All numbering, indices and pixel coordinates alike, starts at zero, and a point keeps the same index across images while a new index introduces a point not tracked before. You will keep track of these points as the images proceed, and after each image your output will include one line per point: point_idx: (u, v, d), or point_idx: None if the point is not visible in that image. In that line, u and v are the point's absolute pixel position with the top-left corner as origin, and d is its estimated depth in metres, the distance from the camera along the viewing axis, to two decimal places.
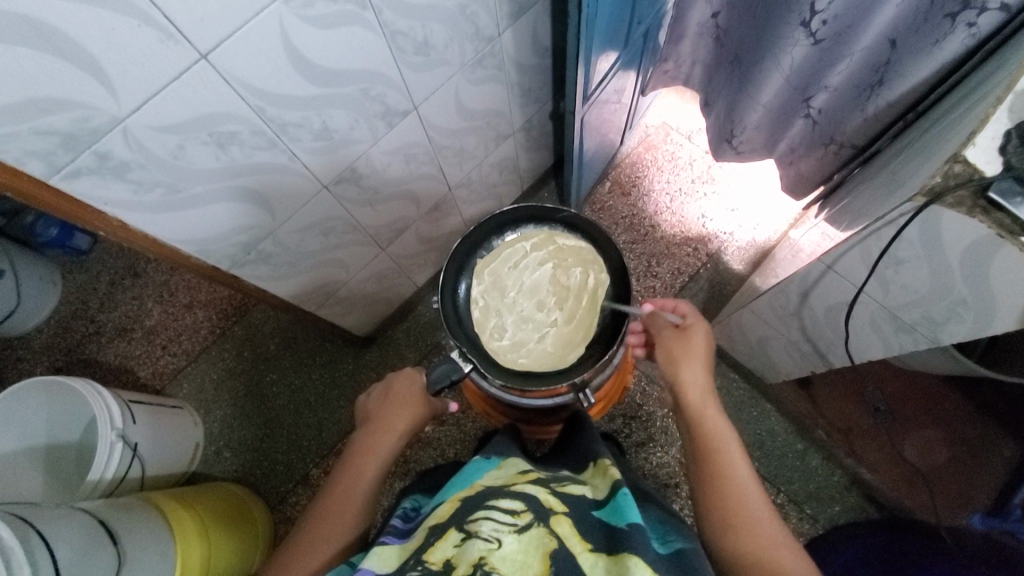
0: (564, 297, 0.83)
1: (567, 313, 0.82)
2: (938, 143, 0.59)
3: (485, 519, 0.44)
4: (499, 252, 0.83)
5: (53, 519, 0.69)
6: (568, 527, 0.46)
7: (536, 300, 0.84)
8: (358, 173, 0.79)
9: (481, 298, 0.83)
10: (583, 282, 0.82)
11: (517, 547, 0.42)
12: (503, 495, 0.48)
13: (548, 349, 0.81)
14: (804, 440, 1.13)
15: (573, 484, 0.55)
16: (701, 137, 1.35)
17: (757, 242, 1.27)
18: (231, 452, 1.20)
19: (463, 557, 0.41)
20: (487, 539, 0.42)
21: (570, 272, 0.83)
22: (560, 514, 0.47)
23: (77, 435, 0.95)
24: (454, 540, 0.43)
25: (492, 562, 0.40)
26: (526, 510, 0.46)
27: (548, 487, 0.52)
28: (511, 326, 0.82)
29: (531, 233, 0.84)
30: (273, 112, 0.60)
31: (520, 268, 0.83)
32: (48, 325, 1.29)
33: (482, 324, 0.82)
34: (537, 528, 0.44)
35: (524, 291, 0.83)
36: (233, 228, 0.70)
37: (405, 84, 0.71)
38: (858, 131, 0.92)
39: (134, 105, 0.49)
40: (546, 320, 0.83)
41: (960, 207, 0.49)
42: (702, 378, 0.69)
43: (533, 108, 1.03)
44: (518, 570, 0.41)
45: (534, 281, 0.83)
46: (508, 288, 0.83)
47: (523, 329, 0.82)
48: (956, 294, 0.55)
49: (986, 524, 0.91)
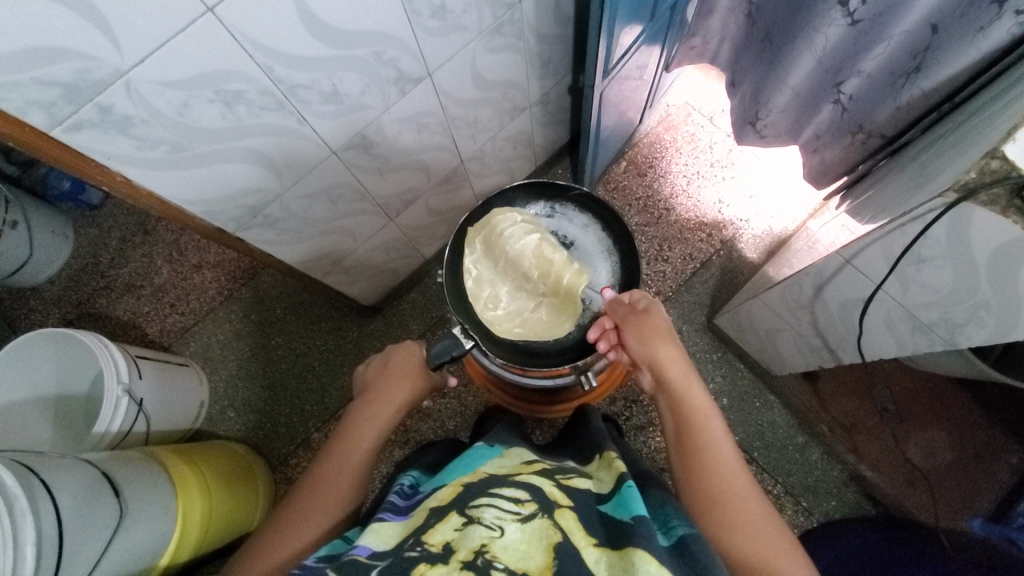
0: (547, 277, 0.76)
1: (554, 291, 0.77)
2: (973, 138, 0.57)
3: (489, 507, 0.45)
4: (491, 219, 0.78)
5: (56, 468, 0.70)
6: (572, 520, 0.46)
7: (521, 272, 0.76)
8: (369, 140, 0.77)
9: (474, 268, 0.78)
10: (567, 262, 0.76)
11: (520, 537, 0.42)
12: (507, 485, 0.49)
13: (542, 318, 0.78)
14: (805, 434, 1.10)
15: (578, 477, 0.56)
16: (724, 119, 1.31)
17: (774, 232, 1.24)
18: (236, 412, 1.22)
19: (463, 543, 0.41)
20: (490, 527, 0.43)
21: (556, 249, 0.76)
22: (565, 509, 0.47)
23: (86, 387, 0.96)
24: (455, 524, 0.44)
25: (493, 549, 0.41)
26: (530, 501, 0.47)
27: (553, 480, 0.53)
28: (506, 295, 0.78)
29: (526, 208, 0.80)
30: (282, 72, 0.58)
31: (505, 238, 0.77)
32: (59, 278, 1.30)
33: (476, 293, 0.78)
34: (540, 520, 0.44)
35: (509, 263, 0.77)
36: (238, 190, 0.68)
37: (420, 48, 0.68)
38: (890, 120, 0.88)
39: (138, 57, 0.48)
40: (535, 294, 0.77)
41: (992, 206, 0.47)
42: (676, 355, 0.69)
43: (551, 81, 1.00)
44: (520, 559, 0.40)
45: (519, 253, 0.76)
46: (495, 261, 0.77)
47: (517, 298, 0.78)
48: (980, 296, 0.53)
49: (985, 530, 0.95)
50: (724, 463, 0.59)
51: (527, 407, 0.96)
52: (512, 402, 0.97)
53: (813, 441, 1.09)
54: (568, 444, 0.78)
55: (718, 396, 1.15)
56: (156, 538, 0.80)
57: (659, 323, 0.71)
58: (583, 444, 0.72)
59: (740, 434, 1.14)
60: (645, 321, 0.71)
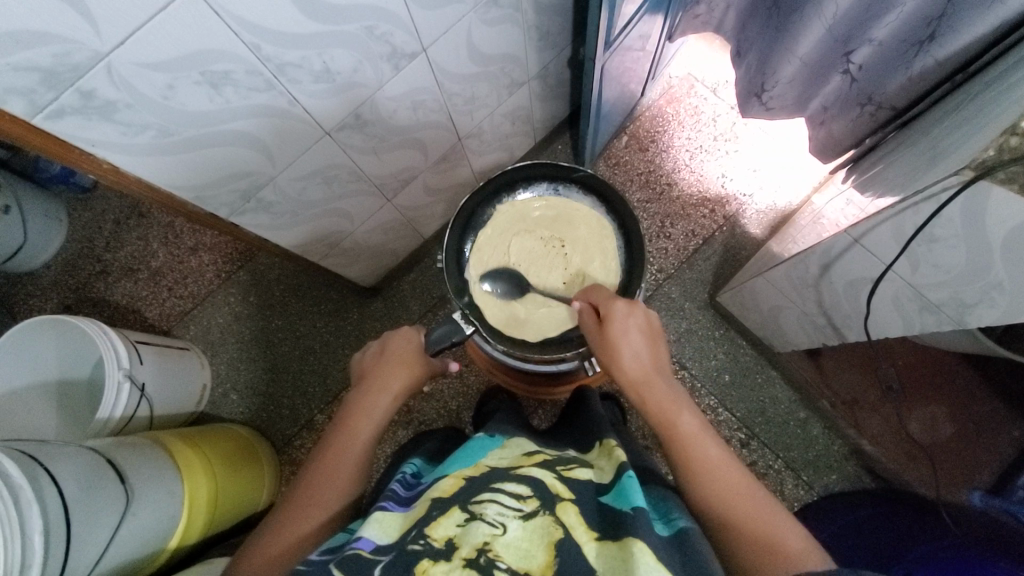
0: (563, 236, 0.80)
1: (576, 249, 0.79)
2: (990, 113, 0.54)
3: (492, 502, 0.45)
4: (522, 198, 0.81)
5: (59, 455, 0.70)
6: (574, 516, 0.46)
7: (543, 236, 0.80)
8: (363, 119, 0.75)
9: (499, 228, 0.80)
10: (589, 245, 0.79)
11: (522, 535, 0.43)
12: (509, 479, 0.49)
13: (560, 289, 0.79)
14: (806, 409, 1.14)
15: (579, 467, 0.55)
16: (727, 90, 1.27)
17: (778, 207, 1.22)
18: (238, 394, 1.22)
19: (466, 539, 0.41)
20: (492, 524, 0.43)
21: (575, 228, 0.80)
22: (567, 501, 0.47)
23: (87, 371, 0.95)
24: (457, 519, 0.43)
25: (496, 548, 0.41)
26: (532, 496, 0.47)
27: (555, 472, 0.52)
28: (529, 263, 0.79)
29: (546, 194, 0.81)
30: (270, 50, 0.55)
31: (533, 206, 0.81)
32: (55, 263, 1.28)
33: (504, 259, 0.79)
34: (542, 517, 0.44)
35: (531, 233, 0.80)
36: (230, 173, 0.66)
37: (413, 22, 0.65)
38: (900, 91, 0.85)
39: (117, 39, 0.45)
40: (561, 266, 0.79)
41: (1010, 184, 0.45)
42: (643, 357, 0.65)
43: (550, 54, 0.97)
44: (522, 559, 0.41)
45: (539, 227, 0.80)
46: (518, 227, 0.80)
47: (539, 267, 0.79)
48: (993, 275, 0.52)
49: (985, 502, 0.91)
50: (718, 473, 0.54)
51: (529, 388, 0.96)
52: (515, 384, 0.96)
53: (813, 416, 1.13)
54: (572, 429, 0.78)
55: (720, 372, 1.16)
56: (163, 521, 0.81)
57: (626, 325, 0.66)
58: (586, 430, 0.72)
59: (742, 410, 1.14)
60: (602, 335, 0.67)
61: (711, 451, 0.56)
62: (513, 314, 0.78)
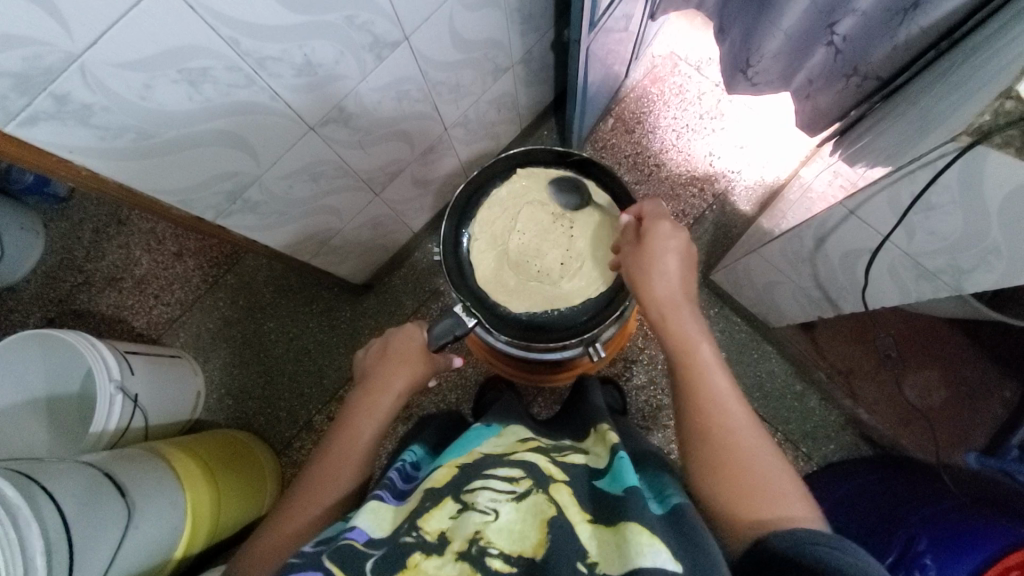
0: (577, 217, 0.78)
1: (585, 233, 0.78)
2: (980, 78, 0.54)
3: (483, 490, 0.44)
4: (532, 169, 0.80)
5: (55, 472, 0.68)
6: (567, 496, 0.46)
7: (554, 212, 0.78)
8: (347, 113, 0.73)
9: (498, 206, 0.79)
10: (599, 231, 0.77)
11: (514, 518, 0.42)
12: (501, 465, 0.49)
13: (558, 265, 0.77)
14: (803, 382, 1.15)
15: (573, 454, 0.55)
16: (712, 68, 1.27)
17: (766, 182, 1.22)
18: (233, 399, 1.21)
19: (458, 532, 0.41)
20: (484, 512, 0.42)
21: (587, 211, 0.78)
22: (560, 483, 0.47)
23: (77, 385, 0.92)
24: (450, 511, 0.43)
25: (487, 535, 0.40)
26: (524, 477, 0.47)
27: (548, 457, 0.52)
28: (532, 236, 0.78)
29: (559, 173, 0.80)
30: (248, 44, 0.53)
31: (550, 181, 0.79)
32: (35, 276, 1.25)
33: (505, 238, 0.78)
34: (536, 495, 0.45)
35: (538, 205, 0.78)
36: (213, 174, 0.64)
37: (394, 10, 0.63)
38: (886, 61, 0.85)
39: (89, 38, 0.43)
40: (563, 245, 0.78)
41: (1007, 148, 0.45)
42: (673, 282, 0.64)
43: (534, 37, 0.95)
44: (516, 540, 0.41)
45: (547, 202, 0.79)
46: (528, 196, 0.79)
47: (544, 241, 0.77)
48: (990, 241, 0.52)
49: (979, 463, 0.84)
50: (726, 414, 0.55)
51: (531, 377, 0.95)
52: (515, 373, 0.96)
53: (810, 387, 1.15)
54: (573, 415, 0.78)
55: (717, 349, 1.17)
56: (165, 534, 0.80)
57: (665, 241, 0.65)
58: (585, 417, 0.72)
59: (740, 385, 1.15)
60: (637, 251, 0.66)
61: (719, 381, 0.58)
62: (509, 289, 0.78)
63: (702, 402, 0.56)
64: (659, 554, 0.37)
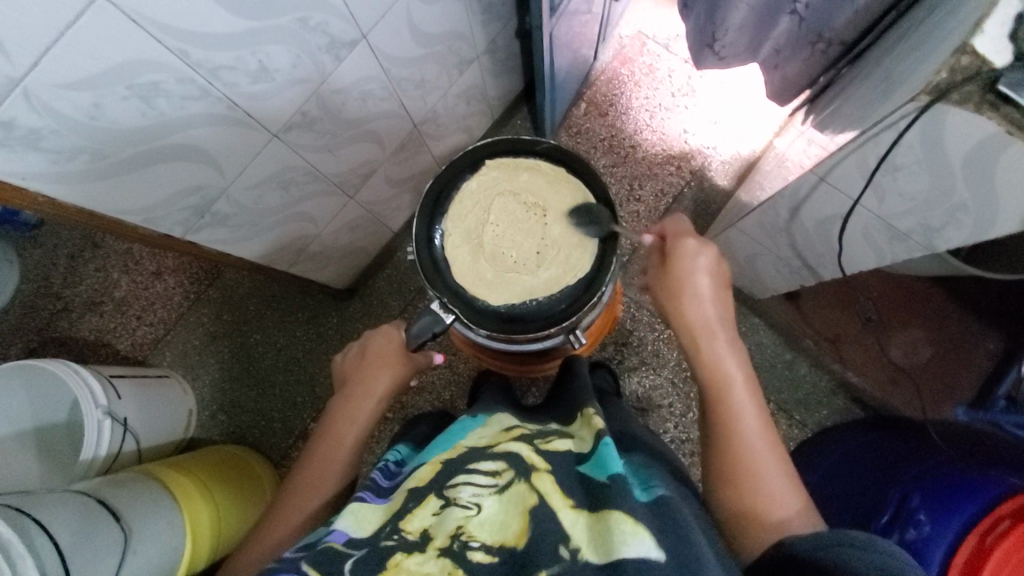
0: (549, 204, 0.78)
1: (559, 219, 0.77)
2: (938, 34, 0.54)
3: (466, 484, 0.45)
4: (501, 160, 0.79)
5: (47, 504, 0.68)
6: (550, 483, 0.45)
7: (526, 201, 0.78)
8: (311, 116, 0.72)
9: (470, 200, 0.79)
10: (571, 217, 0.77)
11: (497, 511, 0.43)
12: (485, 457, 0.48)
13: (534, 253, 0.77)
14: (793, 350, 1.17)
15: (558, 439, 0.54)
16: (680, 44, 1.26)
17: (742, 156, 1.22)
18: (226, 415, 1.20)
19: (440, 528, 0.41)
20: (466, 506, 0.42)
21: (558, 198, 0.78)
22: (543, 470, 0.47)
23: (64, 414, 0.91)
24: (433, 508, 0.43)
25: (470, 529, 0.41)
26: (507, 469, 0.46)
27: (533, 445, 0.51)
28: (506, 227, 0.77)
29: (530, 163, 0.79)
30: (198, 54, 0.52)
31: (520, 171, 0.79)
32: (12, 307, 1.23)
33: (479, 231, 0.78)
34: (516, 486, 0.44)
35: (510, 195, 0.78)
36: (177, 190, 0.63)
37: (347, 8, 0.62)
38: (848, 25, 0.85)
39: (28, 60, 0.42)
40: (538, 234, 0.77)
41: (966, 104, 0.46)
42: (709, 305, 0.65)
43: (496, 26, 0.94)
44: (498, 531, 0.42)
45: (518, 192, 0.78)
46: (498, 187, 0.78)
47: (517, 231, 0.77)
48: (957, 198, 0.53)
49: (970, 416, 0.88)
50: (744, 436, 0.58)
51: (520, 368, 0.95)
52: (507, 367, 0.96)
53: (799, 356, 1.17)
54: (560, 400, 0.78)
55: None
56: (166, 554, 0.80)
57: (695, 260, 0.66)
58: (570, 401, 0.72)
59: None
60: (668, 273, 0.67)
61: (749, 408, 0.60)
62: (487, 282, 0.77)
63: (731, 427, 0.59)
64: (643, 544, 0.39)
